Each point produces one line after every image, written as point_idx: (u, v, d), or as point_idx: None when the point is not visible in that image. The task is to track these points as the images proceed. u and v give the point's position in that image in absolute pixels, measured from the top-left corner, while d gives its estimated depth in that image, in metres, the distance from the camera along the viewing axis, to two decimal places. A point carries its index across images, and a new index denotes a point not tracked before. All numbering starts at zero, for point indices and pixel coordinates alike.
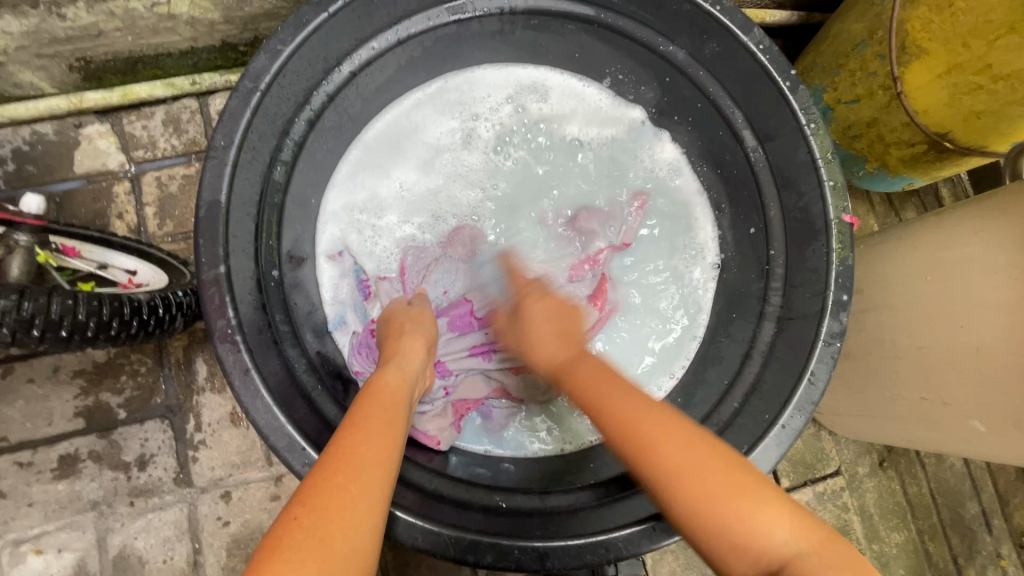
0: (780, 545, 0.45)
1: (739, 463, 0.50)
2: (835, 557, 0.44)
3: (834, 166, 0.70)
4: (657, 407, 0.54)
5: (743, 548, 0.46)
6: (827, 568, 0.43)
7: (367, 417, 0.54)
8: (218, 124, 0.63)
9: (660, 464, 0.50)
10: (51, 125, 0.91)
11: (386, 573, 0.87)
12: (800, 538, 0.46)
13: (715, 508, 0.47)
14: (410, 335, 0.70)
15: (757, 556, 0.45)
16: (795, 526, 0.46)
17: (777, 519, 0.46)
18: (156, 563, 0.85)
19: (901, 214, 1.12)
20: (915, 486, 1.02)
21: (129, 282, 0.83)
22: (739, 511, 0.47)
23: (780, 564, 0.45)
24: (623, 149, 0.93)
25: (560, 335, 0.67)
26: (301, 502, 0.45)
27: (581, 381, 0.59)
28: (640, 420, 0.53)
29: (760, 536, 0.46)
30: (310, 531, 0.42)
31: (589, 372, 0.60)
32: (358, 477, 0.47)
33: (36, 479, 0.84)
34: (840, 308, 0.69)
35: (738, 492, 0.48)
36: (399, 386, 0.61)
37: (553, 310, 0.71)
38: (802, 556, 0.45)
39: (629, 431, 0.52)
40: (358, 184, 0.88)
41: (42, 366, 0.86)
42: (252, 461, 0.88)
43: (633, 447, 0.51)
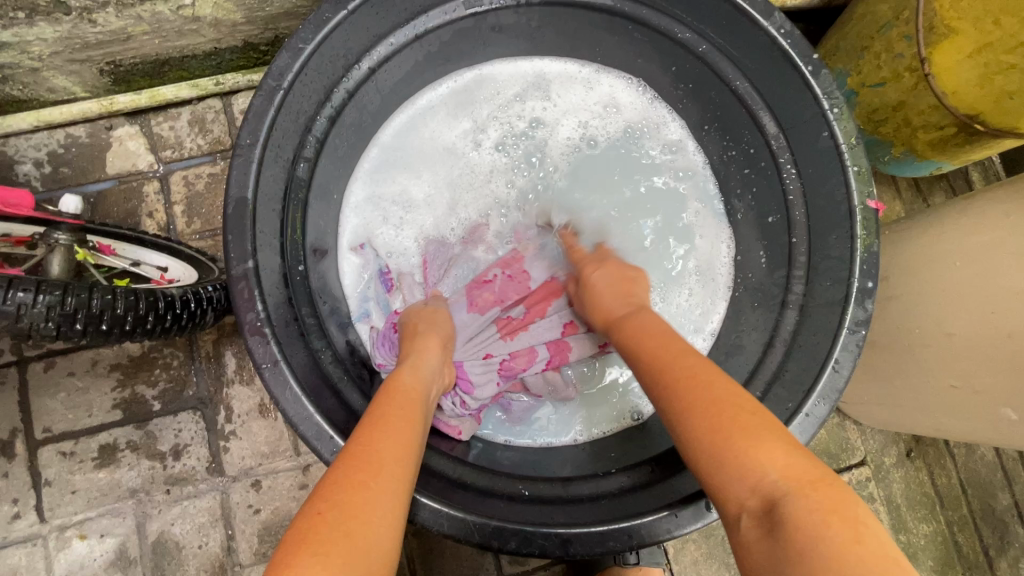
0: (771, 483, 0.45)
1: (752, 410, 0.50)
2: (828, 497, 0.43)
3: (858, 151, 0.69)
4: (692, 351, 0.58)
5: (739, 473, 0.47)
6: (818, 511, 0.42)
7: (385, 416, 0.56)
8: (243, 124, 0.65)
9: (701, 433, 0.50)
10: (84, 128, 0.94)
11: (412, 560, 0.89)
12: (792, 479, 0.45)
13: (714, 443, 0.49)
14: (424, 335, 0.72)
15: (750, 486, 0.46)
16: (789, 467, 0.46)
17: (773, 456, 0.46)
18: (192, 549, 0.88)
19: (928, 200, 1.09)
20: (944, 476, 1.01)
21: (161, 279, 0.87)
22: (716, 437, 0.49)
23: (775, 496, 0.44)
24: (632, 135, 0.93)
25: (628, 296, 0.72)
26: (323, 498, 0.46)
27: (632, 329, 0.65)
28: (671, 363, 0.57)
29: (749, 466, 0.46)
30: (334, 526, 0.44)
31: (641, 323, 0.65)
32: (378, 475, 0.49)
33: (78, 468, 0.88)
34: (865, 295, 0.67)
35: (737, 430, 0.48)
36: (415, 386, 0.63)
37: (620, 271, 0.75)
38: (794, 495, 0.44)
39: (663, 367, 0.57)
40: (381, 181, 0.89)
41: (81, 360, 0.90)
42: (281, 451, 0.91)
43: (678, 399, 0.53)
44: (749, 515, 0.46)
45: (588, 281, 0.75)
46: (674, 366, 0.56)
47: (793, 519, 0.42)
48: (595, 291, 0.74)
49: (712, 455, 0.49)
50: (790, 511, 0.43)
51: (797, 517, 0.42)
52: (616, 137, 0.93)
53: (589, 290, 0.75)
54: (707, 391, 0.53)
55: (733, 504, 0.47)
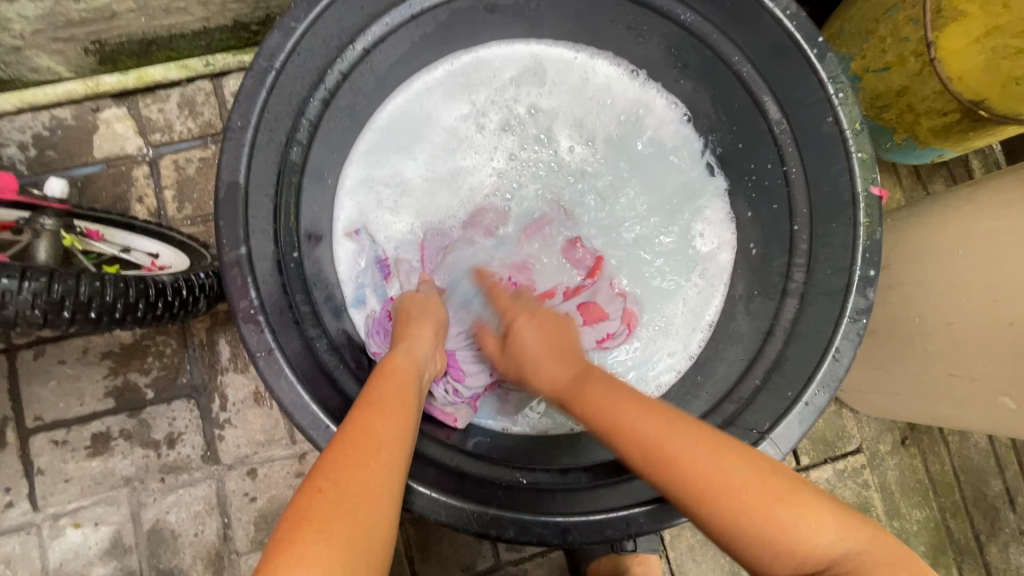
0: (817, 551, 0.46)
1: (774, 472, 0.50)
2: (897, 551, 0.46)
3: (863, 137, 0.68)
4: (658, 412, 0.55)
5: (790, 550, 0.46)
6: (879, 570, 0.45)
7: (382, 397, 0.55)
8: (234, 106, 0.63)
9: (731, 506, 0.48)
10: (70, 110, 0.92)
11: (409, 547, 0.89)
12: (846, 538, 0.46)
13: (756, 522, 0.47)
14: (417, 323, 0.71)
15: (794, 560, 0.46)
16: (840, 526, 0.47)
17: (817, 523, 0.46)
18: (188, 537, 0.87)
19: (928, 187, 1.09)
20: (938, 463, 1.01)
21: (152, 265, 0.84)
22: (757, 512, 0.47)
23: (823, 566, 0.46)
24: (629, 120, 0.92)
25: (563, 346, 0.69)
26: (324, 475, 0.46)
27: (596, 393, 0.59)
28: (658, 449, 0.52)
29: (795, 539, 0.46)
30: (335, 503, 0.44)
31: (596, 389, 0.59)
32: (376, 454, 0.48)
33: (71, 456, 0.87)
34: (867, 284, 0.67)
35: (778, 501, 0.48)
36: (412, 369, 0.62)
37: (546, 329, 0.71)
38: (842, 559, 0.45)
39: (655, 454, 0.52)
40: (377, 165, 0.88)
41: (72, 348, 0.89)
42: (276, 439, 0.90)
43: (664, 461, 0.51)
44: None
45: (518, 339, 0.70)
46: (688, 460, 0.50)
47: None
48: (524, 336, 0.70)
49: (760, 539, 0.47)
50: (853, 572, 0.45)
51: (866, 574, 0.44)
52: (614, 122, 0.92)
53: (524, 350, 0.69)
54: (699, 456, 0.50)
55: (782, 574, 0.47)
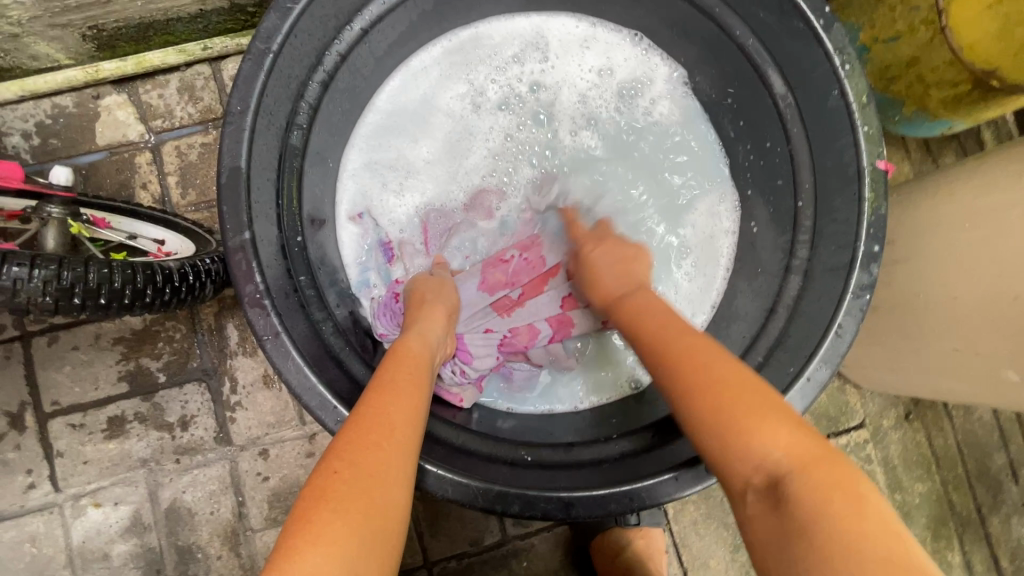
0: (775, 459, 0.46)
1: (757, 389, 0.51)
2: (834, 476, 0.44)
3: (868, 110, 0.67)
4: (691, 334, 0.58)
5: (742, 452, 0.48)
6: (822, 487, 0.43)
7: (395, 381, 0.56)
8: (233, 90, 0.63)
9: (704, 414, 0.51)
10: (71, 97, 0.92)
11: (418, 523, 0.91)
12: (796, 457, 0.46)
13: (715, 425, 0.50)
14: (430, 306, 0.72)
15: (754, 464, 0.47)
16: (792, 446, 0.47)
17: (777, 435, 0.47)
18: (204, 515, 0.90)
19: (938, 161, 1.07)
20: (941, 438, 1.02)
21: (159, 252, 0.85)
22: (721, 412, 0.50)
23: (779, 474, 0.46)
24: (632, 97, 0.90)
25: (625, 275, 0.72)
26: (340, 456, 0.47)
27: (635, 309, 0.65)
28: (680, 352, 0.56)
29: (753, 446, 0.48)
30: (352, 483, 0.45)
31: (640, 304, 0.65)
32: (390, 437, 0.49)
33: (89, 439, 0.90)
34: (871, 259, 0.67)
35: (740, 411, 0.49)
36: (423, 354, 0.63)
37: (618, 249, 0.75)
38: (796, 472, 0.45)
39: (678, 357, 0.55)
40: (378, 147, 0.87)
41: (85, 334, 0.90)
42: (286, 420, 0.92)
43: (675, 373, 0.55)
44: (753, 489, 0.47)
45: (587, 257, 0.76)
46: (699, 357, 0.55)
47: (802, 500, 0.43)
48: (594, 261, 0.75)
49: (716, 436, 0.50)
50: (798, 489, 0.44)
51: (802, 495, 0.43)
52: (616, 99, 0.90)
53: (590, 269, 0.74)
54: (706, 358, 0.54)
55: (739, 480, 0.48)
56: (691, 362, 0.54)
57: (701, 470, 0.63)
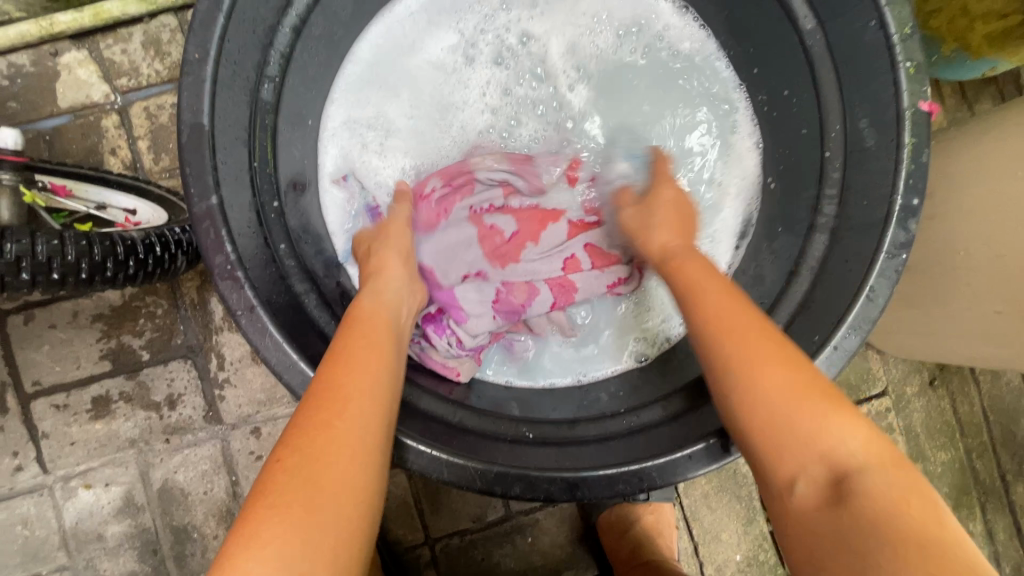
0: (848, 454, 0.42)
1: (827, 379, 0.47)
2: (908, 481, 0.41)
3: (912, 43, 0.59)
4: (748, 310, 0.52)
5: (812, 442, 0.43)
6: (894, 488, 0.40)
7: (348, 348, 0.51)
8: (189, 35, 0.56)
9: (769, 397, 0.46)
10: (28, 55, 0.85)
11: (418, 501, 0.88)
12: (870, 453, 0.42)
13: (786, 412, 0.45)
14: (382, 254, 0.65)
15: (819, 455, 0.43)
16: (868, 442, 0.43)
17: (853, 429, 0.43)
18: (197, 495, 0.87)
19: (975, 107, 0.98)
20: (967, 404, 0.97)
21: (127, 222, 0.80)
22: (803, 400, 0.45)
23: (847, 470, 0.42)
24: (633, 47, 0.82)
25: (681, 227, 0.67)
26: (285, 443, 0.43)
27: (689, 267, 0.59)
28: (730, 324, 0.50)
29: (823, 435, 0.43)
30: (293, 473, 0.41)
31: (693, 269, 0.59)
32: (343, 412, 0.45)
33: (74, 420, 0.86)
34: (909, 214, 0.60)
35: (819, 397, 0.45)
36: (380, 315, 0.57)
37: (683, 205, 0.69)
38: (868, 469, 0.41)
39: (724, 326, 0.50)
40: (361, 102, 0.79)
41: (61, 311, 0.86)
42: (278, 398, 0.88)
43: (729, 357, 0.49)
44: (806, 481, 0.43)
45: (657, 200, 0.70)
46: (736, 327, 0.50)
47: (870, 498, 0.40)
48: (657, 205, 0.69)
49: (780, 418, 0.45)
50: (865, 487, 0.40)
51: (873, 493, 0.40)
52: (617, 47, 0.82)
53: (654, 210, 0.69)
54: (763, 347, 0.48)
55: (789, 470, 0.44)
56: (741, 337, 0.49)
57: (716, 447, 0.58)
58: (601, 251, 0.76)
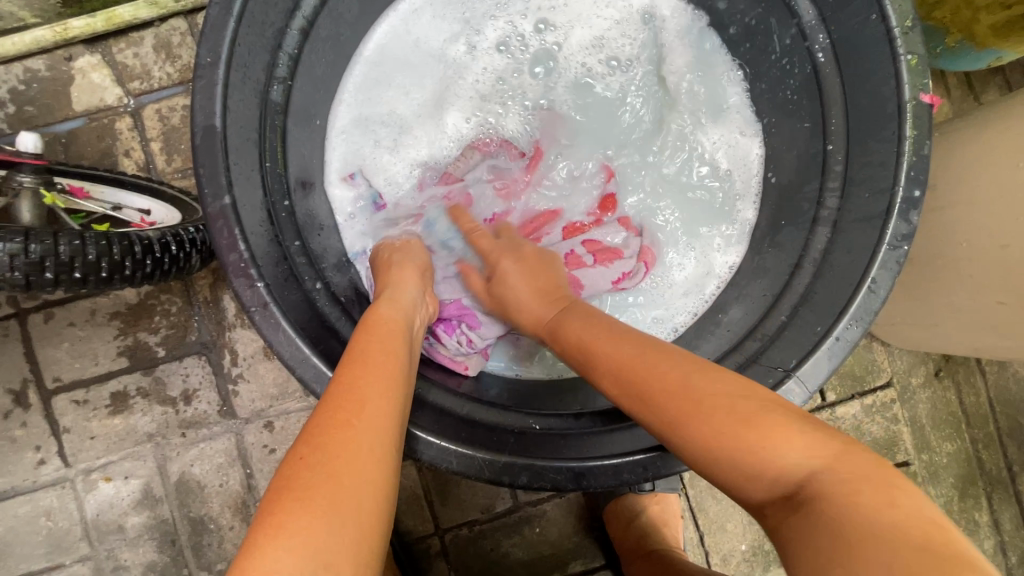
0: (793, 466, 0.41)
1: (760, 398, 0.46)
2: (858, 471, 0.39)
3: (913, 36, 0.59)
4: (670, 356, 0.52)
5: (757, 472, 0.42)
6: (846, 483, 0.38)
7: (368, 351, 0.53)
8: (201, 40, 0.58)
9: (706, 442, 0.45)
10: (43, 60, 0.87)
11: (428, 492, 0.90)
12: (816, 455, 0.41)
13: (733, 445, 0.44)
14: (401, 267, 0.68)
15: (771, 479, 0.42)
16: (811, 446, 0.41)
17: (791, 442, 0.42)
18: (213, 487, 0.90)
19: (981, 98, 0.97)
20: (973, 395, 0.97)
21: (142, 222, 0.82)
22: (748, 437, 0.43)
23: (799, 481, 0.40)
24: (636, 45, 0.83)
25: (575, 301, 0.66)
26: (307, 441, 0.44)
27: (573, 337, 0.60)
28: (640, 366, 0.52)
29: (768, 457, 0.42)
30: (316, 469, 0.42)
31: (578, 327, 0.60)
32: (362, 413, 0.46)
33: (94, 415, 0.89)
34: (910, 206, 0.60)
35: (746, 427, 0.44)
36: (395, 319, 0.59)
37: (535, 265, 0.71)
38: (819, 472, 0.40)
39: (636, 381, 0.51)
40: (368, 101, 0.81)
41: (80, 310, 0.88)
42: (290, 392, 0.90)
43: (666, 417, 0.48)
44: (772, 504, 0.41)
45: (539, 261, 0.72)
46: (685, 386, 0.48)
47: (824, 499, 0.38)
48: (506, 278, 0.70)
49: (728, 459, 0.44)
50: (818, 493, 0.38)
51: (824, 492, 0.38)
52: (620, 48, 0.84)
53: (519, 271, 0.71)
54: (695, 380, 0.48)
55: (758, 496, 0.43)
56: (661, 381, 0.50)
57: None
58: (601, 248, 0.81)
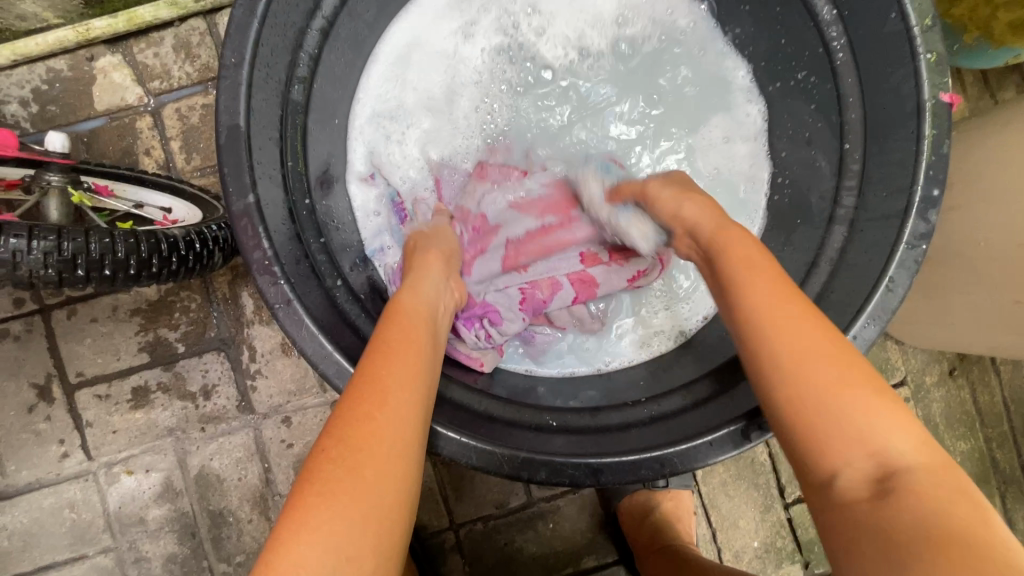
0: (893, 452, 0.41)
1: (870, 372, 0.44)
2: (956, 483, 0.39)
3: (933, 34, 0.59)
4: (799, 297, 0.48)
5: (857, 440, 0.41)
6: (945, 490, 0.38)
7: (391, 341, 0.53)
8: (226, 41, 0.58)
9: (805, 387, 0.43)
10: (65, 60, 0.88)
11: (443, 487, 0.91)
12: (919, 454, 0.40)
13: (823, 402, 0.43)
14: (423, 254, 0.68)
15: (867, 454, 0.41)
16: (918, 444, 0.41)
17: (899, 429, 0.41)
18: (232, 481, 0.91)
19: (998, 95, 0.97)
20: (988, 395, 0.97)
21: (165, 220, 0.83)
22: (843, 402, 0.42)
23: (893, 467, 0.40)
24: (654, 42, 0.83)
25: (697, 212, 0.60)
26: (330, 432, 0.45)
27: (739, 256, 0.52)
28: (780, 303, 0.47)
29: (869, 435, 0.41)
30: (338, 462, 0.43)
31: (738, 250, 0.53)
32: (383, 406, 0.47)
33: (116, 409, 0.91)
34: (929, 205, 0.60)
35: (869, 392, 0.42)
36: (417, 307, 0.59)
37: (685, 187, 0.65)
38: (913, 470, 0.39)
39: (772, 306, 0.47)
40: (386, 101, 0.81)
41: (102, 306, 0.90)
42: (307, 388, 0.92)
43: (781, 344, 0.45)
44: (855, 477, 0.41)
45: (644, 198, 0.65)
46: (799, 336, 0.45)
47: (914, 498, 0.38)
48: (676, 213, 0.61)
49: (819, 410, 0.42)
50: (914, 486, 0.38)
51: (920, 491, 0.38)
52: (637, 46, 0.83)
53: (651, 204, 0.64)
54: (804, 332, 0.45)
55: (831, 464, 0.41)
56: (778, 323, 0.46)
57: (734, 435, 0.60)
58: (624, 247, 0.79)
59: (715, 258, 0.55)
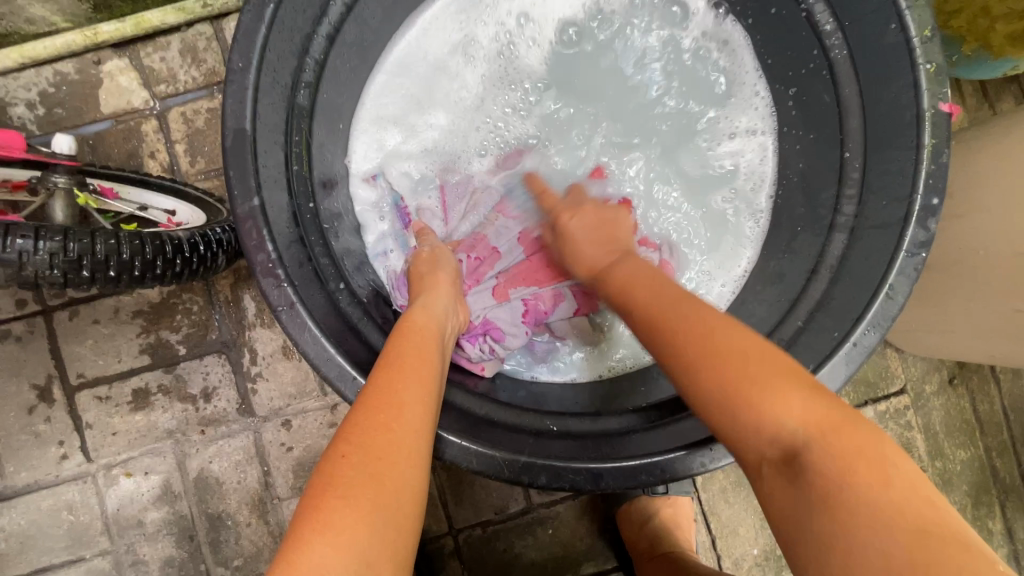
0: (791, 430, 0.42)
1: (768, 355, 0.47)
2: (870, 447, 0.41)
3: (932, 45, 0.60)
4: (702, 307, 0.53)
5: (760, 427, 0.44)
6: (842, 456, 0.40)
7: (403, 356, 0.54)
8: (234, 46, 0.59)
9: (708, 386, 0.46)
10: (72, 64, 0.89)
11: (442, 493, 0.91)
12: (813, 422, 0.42)
13: (726, 397, 0.45)
14: (430, 278, 0.69)
15: (769, 439, 0.43)
16: (814, 412, 0.43)
17: (791, 402, 0.43)
18: (231, 484, 0.91)
19: (996, 106, 0.98)
20: (987, 403, 0.97)
21: (168, 223, 0.84)
22: (743, 394, 0.45)
23: (794, 445, 0.42)
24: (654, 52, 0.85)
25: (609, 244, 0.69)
26: (347, 438, 0.46)
27: (622, 280, 0.61)
28: (665, 314, 0.53)
29: (766, 420, 0.43)
30: (359, 468, 0.44)
31: (625, 275, 0.62)
32: (401, 416, 0.47)
33: (116, 411, 0.91)
34: (928, 214, 0.61)
35: (748, 381, 0.45)
36: (428, 325, 0.60)
37: (597, 215, 0.73)
38: (811, 441, 0.41)
39: (659, 321, 0.52)
40: (391, 106, 0.82)
41: (104, 307, 0.90)
42: (308, 391, 0.92)
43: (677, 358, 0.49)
44: (770, 464, 0.43)
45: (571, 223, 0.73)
46: (687, 337, 0.49)
47: (818, 470, 0.40)
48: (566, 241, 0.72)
49: (718, 406, 0.46)
50: (815, 460, 0.41)
51: (820, 465, 0.40)
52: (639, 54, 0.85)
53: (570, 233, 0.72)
54: (720, 335, 0.49)
55: (752, 454, 0.44)
56: (667, 335, 0.51)
57: None
58: None
59: (607, 288, 0.63)
